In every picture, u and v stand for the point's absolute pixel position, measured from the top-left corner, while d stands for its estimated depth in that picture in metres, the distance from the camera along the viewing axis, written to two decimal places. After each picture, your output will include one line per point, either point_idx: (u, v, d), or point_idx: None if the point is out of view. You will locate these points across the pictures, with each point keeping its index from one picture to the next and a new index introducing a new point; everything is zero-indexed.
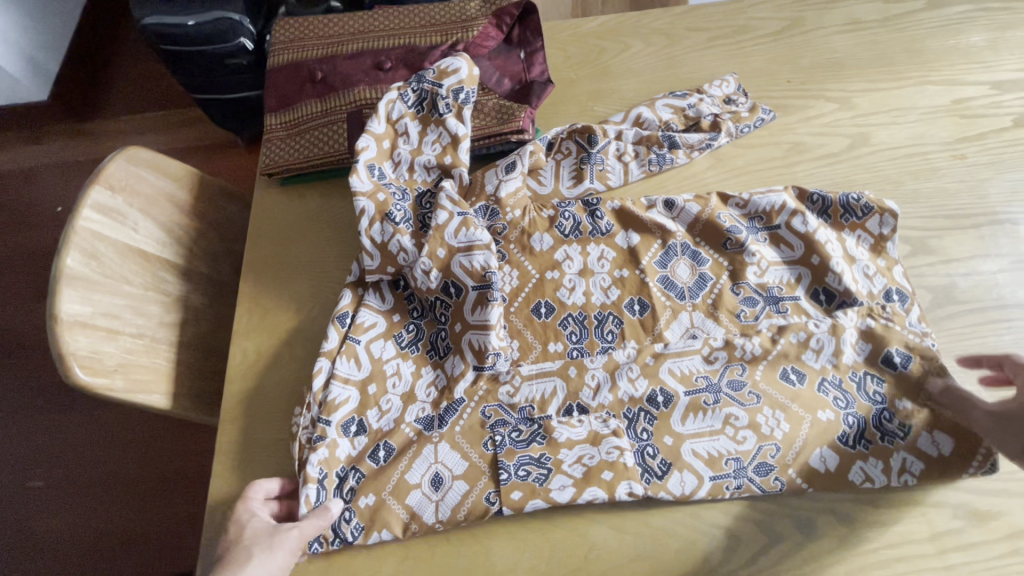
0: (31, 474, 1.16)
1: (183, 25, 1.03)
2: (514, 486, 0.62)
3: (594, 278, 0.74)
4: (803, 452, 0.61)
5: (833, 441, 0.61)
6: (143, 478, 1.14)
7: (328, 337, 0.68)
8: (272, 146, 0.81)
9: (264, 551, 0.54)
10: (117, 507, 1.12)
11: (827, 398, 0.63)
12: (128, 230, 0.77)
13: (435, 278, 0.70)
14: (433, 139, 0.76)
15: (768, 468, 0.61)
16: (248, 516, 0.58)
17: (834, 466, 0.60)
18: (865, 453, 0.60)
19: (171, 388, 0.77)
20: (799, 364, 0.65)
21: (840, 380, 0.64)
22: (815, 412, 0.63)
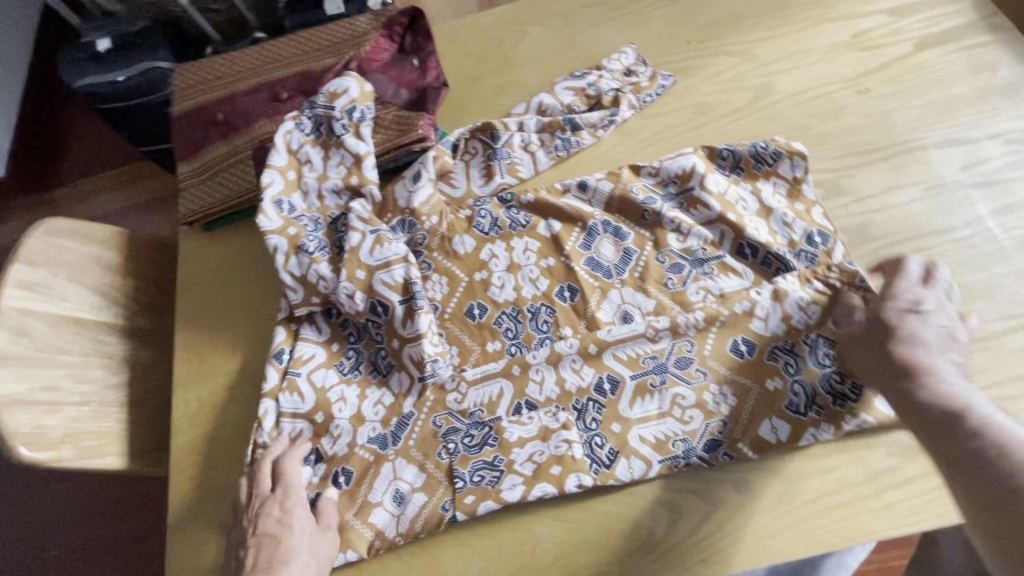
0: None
1: (114, 82, 1.03)
2: (468, 491, 0.61)
3: (523, 272, 0.72)
4: (750, 424, 0.60)
5: (782, 410, 0.60)
6: (104, 548, 1.09)
7: (268, 376, 0.68)
8: (186, 194, 0.81)
9: (311, 558, 0.58)
10: None
11: (777, 365, 0.62)
12: (57, 301, 0.77)
13: (361, 300, 0.69)
14: (338, 165, 0.75)
15: (717, 444, 0.60)
16: (299, 515, 0.60)
17: (785, 436, 0.59)
18: (817, 420, 0.59)
19: (126, 448, 0.79)
20: (749, 334, 0.63)
21: (791, 345, 0.62)
22: (763, 382, 0.61)
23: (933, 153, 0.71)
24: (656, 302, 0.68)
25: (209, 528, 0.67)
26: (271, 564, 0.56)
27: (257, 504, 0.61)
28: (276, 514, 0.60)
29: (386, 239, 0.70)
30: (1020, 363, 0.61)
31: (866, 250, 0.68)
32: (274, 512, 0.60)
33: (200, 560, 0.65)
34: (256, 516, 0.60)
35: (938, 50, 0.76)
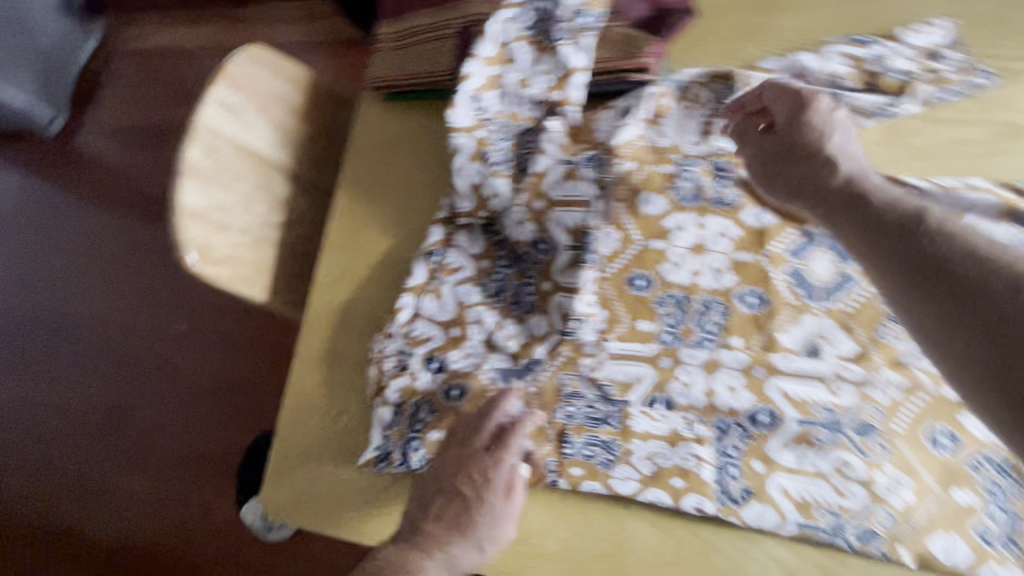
0: (185, 324, 1.46)
1: None
2: (576, 462, 0.58)
3: (707, 257, 0.63)
4: (921, 531, 0.50)
5: (967, 530, 0.49)
6: (262, 349, 1.41)
7: (415, 273, 0.66)
8: (382, 58, 0.78)
9: (489, 540, 0.53)
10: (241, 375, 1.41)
11: (976, 477, 0.51)
12: (244, 129, 0.80)
13: (527, 232, 0.64)
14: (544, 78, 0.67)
15: (874, 536, 0.50)
16: (495, 490, 0.53)
17: (961, 562, 0.49)
18: (1005, 557, 0.49)
19: (268, 283, 0.83)
20: (955, 427, 0.52)
21: (1007, 463, 0.51)
22: (949, 489, 0.51)
23: None
24: (859, 349, 0.56)
25: (322, 389, 0.70)
26: (451, 529, 0.52)
27: (460, 454, 0.55)
28: (475, 481, 0.53)
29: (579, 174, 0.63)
30: None
31: None
32: (474, 478, 0.53)
33: (310, 415, 0.69)
34: (458, 467, 0.54)
35: None
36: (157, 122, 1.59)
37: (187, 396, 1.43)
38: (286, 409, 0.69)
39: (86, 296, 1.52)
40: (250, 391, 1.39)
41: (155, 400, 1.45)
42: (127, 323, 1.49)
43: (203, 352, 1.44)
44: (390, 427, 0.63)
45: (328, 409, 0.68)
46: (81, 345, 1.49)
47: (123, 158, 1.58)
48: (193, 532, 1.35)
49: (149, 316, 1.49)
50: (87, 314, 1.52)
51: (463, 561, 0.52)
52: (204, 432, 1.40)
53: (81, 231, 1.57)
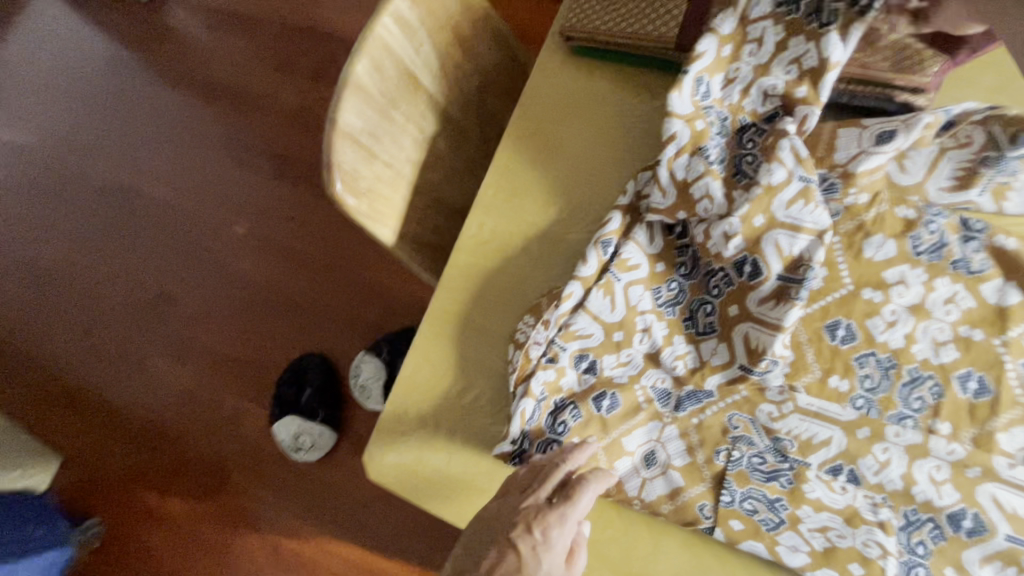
0: (259, 231, 1.43)
1: None
2: (734, 513, 0.52)
3: (928, 324, 0.54)
4: None
5: None
6: (328, 275, 1.35)
7: (588, 261, 0.58)
8: (587, 5, 0.69)
9: None
10: (304, 296, 1.36)
11: None
12: (412, 50, 0.71)
13: (734, 247, 0.55)
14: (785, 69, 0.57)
15: None
16: (553, 549, 0.49)
17: None
18: None
19: (397, 226, 0.76)
20: None
21: None
22: None
23: None
24: None
25: (450, 360, 0.64)
26: None
27: (521, 501, 0.50)
28: (535, 536, 0.48)
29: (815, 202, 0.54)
30: None
31: None
32: (535, 533, 0.49)
33: (433, 382, 0.63)
34: (519, 515, 0.50)
35: None
36: (272, 10, 1.57)
37: (245, 304, 1.40)
38: (410, 369, 0.64)
39: (173, 182, 1.52)
40: (309, 314, 1.35)
41: (213, 299, 1.42)
42: (205, 206, 1.48)
43: (270, 264, 1.40)
44: (529, 421, 0.57)
45: (454, 380, 0.63)
46: (158, 228, 1.50)
47: (232, 41, 1.57)
48: (225, 433, 1.34)
49: (226, 204, 1.47)
50: (167, 200, 1.51)
51: None
52: (256, 342, 1.37)
53: (182, 116, 1.56)
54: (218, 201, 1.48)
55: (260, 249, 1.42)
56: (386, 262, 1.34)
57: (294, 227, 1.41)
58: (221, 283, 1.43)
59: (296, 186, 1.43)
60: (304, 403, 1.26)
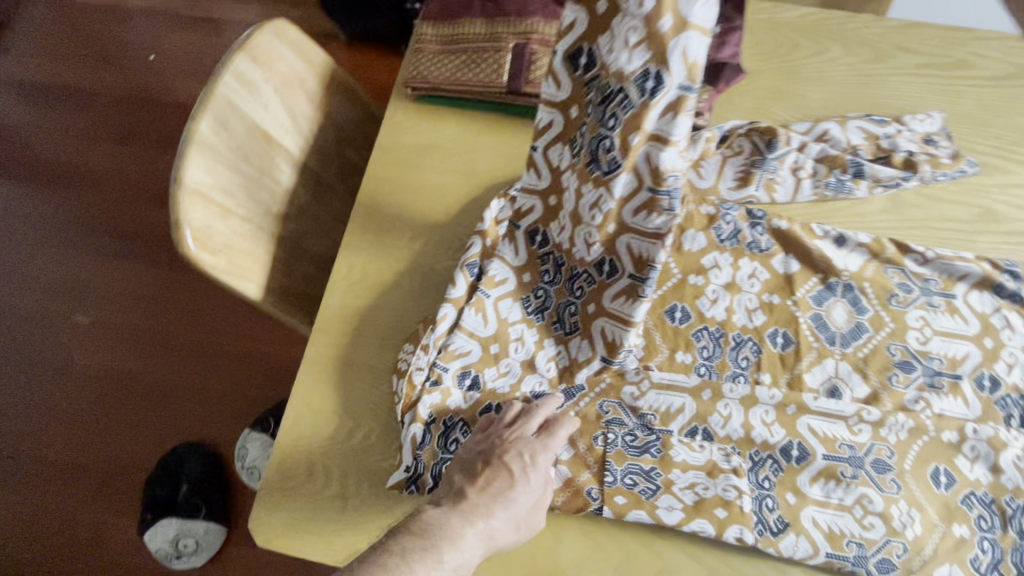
0: (107, 315, 1.28)
1: None
2: (618, 490, 0.57)
3: (740, 296, 0.66)
4: (930, 562, 0.55)
5: (965, 562, 0.55)
6: (196, 350, 1.24)
7: (456, 284, 0.63)
8: (424, 58, 0.75)
9: (522, 526, 0.48)
10: (168, 378, 1.23)
11: (970, 512, 0.57)
12: (259, 107, 0.72)
13: (594, 252, 0.57)
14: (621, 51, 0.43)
15: (891, 566, 0.54)
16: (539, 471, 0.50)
17: None
18: None
19: (263, 280, 0.74)
20: (951, 467, 0.59)
21: (990, 499, 0.58)
22: (950, 524, 0.56)
23: None
24: (872, 392, 0.62)
25: (333, 402, 0.63)
26: (495, 502, 0.46)
27: (509, 434, 0.52)
28: (523, 459, 0.49)
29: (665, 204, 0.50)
30: None
31: None
32: (524, 455, 0.50)
33: (315, 428, 0.62)
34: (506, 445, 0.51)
35: None
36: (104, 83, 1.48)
37: (94, 399, 1.22)
38: (291, 421, 0.62)
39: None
40: (176, 397, 1.22)
41: (51, 401, 1.23)
42: (35, 295, 1.30)
43: (124, 349, 1.26)
44: (420, 446, 0.58)
45: (338, 421, 0.62)
46: None
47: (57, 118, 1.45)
48: (71, 560, 1.11)
49: (62, 291, 1.30)
50: None
51: (501, 539, 0.46)
52: (110, 442, 1.19)
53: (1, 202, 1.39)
54: (52, 289, 1.31)
55: (109, 335, 1.27)
56: (260, 325, 1.26)
57: (147, 305, 1.29)
58: (61, 381, 1.24)
59: (146, 260, 1.32)
60: (178, 501, 1.12)
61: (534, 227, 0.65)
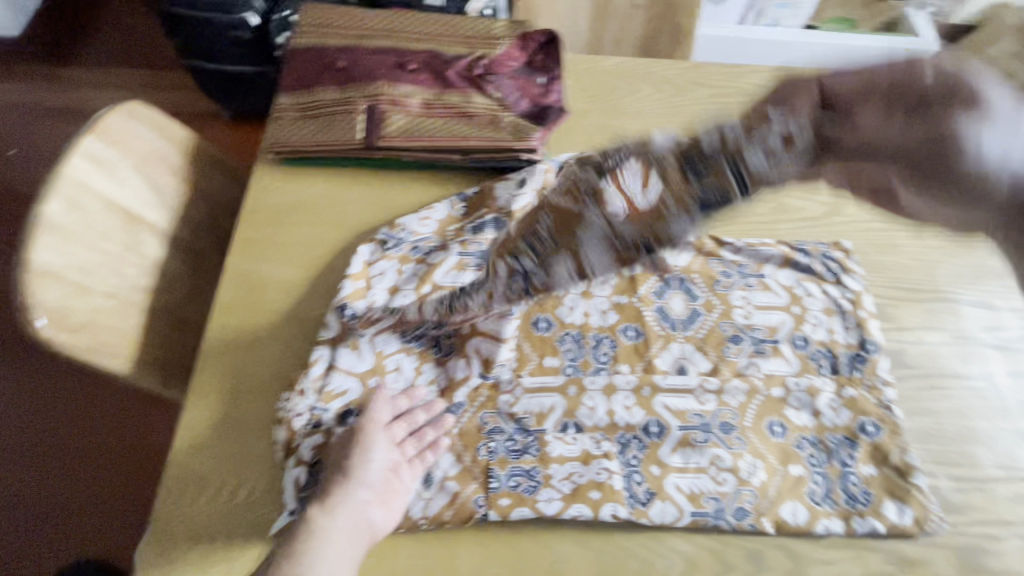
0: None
1: None
2: (503, 493, 0.61)
3: (594, 301, 0.75)
4: (775, 502, 0.63)
5: (803, 496, 0.64)
6: (93, 453, 1.18)
7: (329, 325, 0.68)
8: (283, 126, 0.81)
9: (368, 491, 0.58)
10: (62, 488, 1.14)
11: (802, 453, 0.67)
12: (116, 185, 0.73)
13: (424, 310, 0.70)
14: (625, 164, 0.53)
15: (744, 513, 0.62)
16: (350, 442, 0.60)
17: (803, 520, 0.63)
18: (830, 512, 0.64)
19: (136, 355, 0.73)
20: (783, 418, 0.69)
21: (817, 439, 0.68)
22: (788, 466, 0.66)
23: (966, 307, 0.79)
24: (712, 365, 0.71)
25: (215, 463, 0.62)
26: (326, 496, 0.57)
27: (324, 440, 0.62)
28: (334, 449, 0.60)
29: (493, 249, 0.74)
30: (1010, 511, 0.66)
31: (897, 373, 0.74)
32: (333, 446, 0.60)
33: (198, 493, 0.61)
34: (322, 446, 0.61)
35: None
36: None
37: None
38: (171, 490, 0.61)
39: None
40: (71, 507, 1.13)
41: None
42: None
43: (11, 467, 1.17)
44: (305, 488, 0.59)
45: (222, 482, 0.62)
46: None
47: None
48: None
49: None
50: None
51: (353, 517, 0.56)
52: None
53: None
54: None
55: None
56: (165, 414, 1.22)
57: (37, 420, 1.22)
58: None
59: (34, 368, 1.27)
60: None
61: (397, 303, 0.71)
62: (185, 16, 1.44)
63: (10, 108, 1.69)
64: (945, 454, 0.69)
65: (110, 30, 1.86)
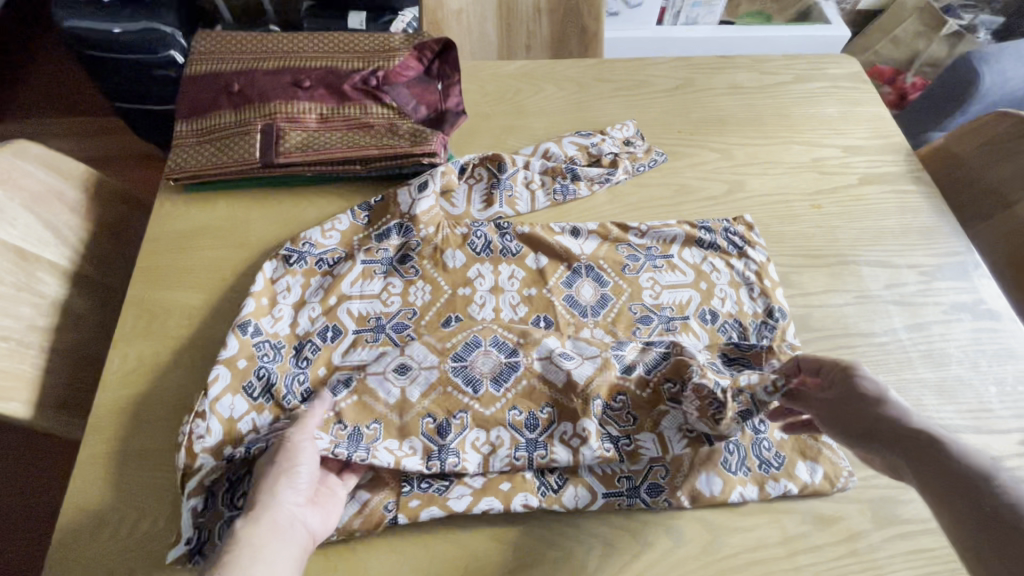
0: None
1: (109, 31, 1.37)
2: (414, 495, 0.61)
3: (504, 296, 0.75)
4: (690, 475, 0.64)
5: (718, 466, 0.64)
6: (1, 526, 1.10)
7: (227, 345, 0.66)
8: (180, 152, 0.80)
9: (296, 497, 0.54)
10: None
11: None
12: (4, 225, 0.72)
13: (318, 322, 0.71)
14: (601, 445, 0.64)
15: (659, 489, 0.63)
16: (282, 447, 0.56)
17: (718, 490, 0.63)
18: (745, 479, 0.64)
19: (34, 398, 0.70)
20: None
21: None
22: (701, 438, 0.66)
23: (865, 269, 0.82)
24: None
25: (114, 498, 0.60)
26: (256, 510, 0.51)
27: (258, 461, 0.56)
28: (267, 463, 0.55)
29: (491, 353, 0.68)
30: None
31: (803, 337, 0.76)
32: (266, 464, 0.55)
33: (95, 532, 0.58)
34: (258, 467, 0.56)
35: (877, 187, 0.90)
36: None
37: None
38: (65, 532, 0.58)
39: None
40: None
41: None
42: None
43: None
44: (203, 514, 0.58)
45: (120, 517, 0.59)
46: None
47: None
48: None
49: None
50: None
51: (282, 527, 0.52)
52: None
53: None
54: None
55: None
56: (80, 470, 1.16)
57: None
58: None
59: None
60: None
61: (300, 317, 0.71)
62: (101, 58, 1.41)
63: None
64: None
65: (31, 79, 1.83)
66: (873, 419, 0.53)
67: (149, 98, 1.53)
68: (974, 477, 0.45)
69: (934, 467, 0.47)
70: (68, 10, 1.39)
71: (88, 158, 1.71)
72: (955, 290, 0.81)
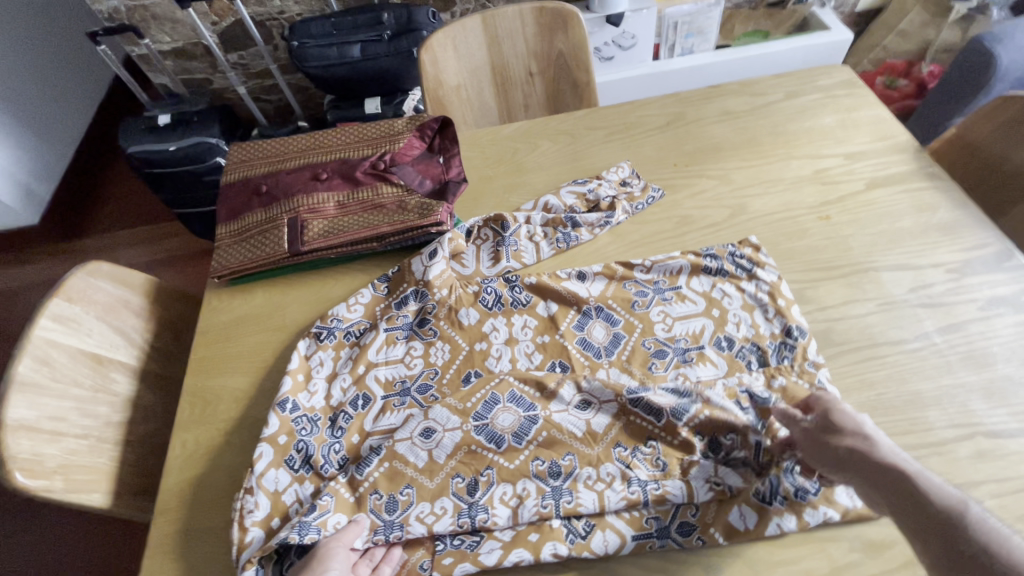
0: None
1: (165, 150, 1.58)
2: (447, 553, 0.63)
3: (519, 346, 0.78)
4: (721, 510, 0.62)
5: (750, 499, 0.62)
6: None
7: (269, 423, 0.72)
8: (221, 252, 0.90)
9: None
10: None
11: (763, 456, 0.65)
12: (82, 336, 0.83)
13: (349, 392, 0.76)
14: (629, 497, 0.63)
15: (690, 528, 0.62)
16: (316, 554, 0.61)
17: (753, 524, 0.61)
18: (781, 510, 0.61)
19: (112, 487, 0.79)
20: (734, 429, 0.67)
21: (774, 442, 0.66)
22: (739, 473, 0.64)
23: (886, 274, 0.80)
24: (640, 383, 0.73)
25: None
26: None
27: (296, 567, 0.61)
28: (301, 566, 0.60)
29: (509, 409, 0.71)
30: (972, 470, 0.63)
31: (829, 353, 0.74)
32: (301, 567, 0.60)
33: None
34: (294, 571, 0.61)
35: (887, 189, 0.88)
36: None
37: None
38: None
39: None
40: None
41: None
42: None
43: None
44: None
45: None
46: None
47: None
48: None
49: None
50: None
51: None
52: None
53: None
54: None
55: None
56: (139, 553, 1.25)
57: None
58: None
59: (30, 530, 1.32)
60: None
61: (333, 387, 0.77)
62: (160, 174, 1.62)
63: (30, 286, 1.90)
64: (894, 425, 0.67)
65: (106, 198, 2.10)
66: (846, 455, 0.55)
67: (202, 201, 1.72)
68: (949, 522, 0.47)
69: (914, 513, 0.49)
70: (132, 138, 1.61)
71: (155, 259, 1.91)
72: (990, 285, 0.77)
